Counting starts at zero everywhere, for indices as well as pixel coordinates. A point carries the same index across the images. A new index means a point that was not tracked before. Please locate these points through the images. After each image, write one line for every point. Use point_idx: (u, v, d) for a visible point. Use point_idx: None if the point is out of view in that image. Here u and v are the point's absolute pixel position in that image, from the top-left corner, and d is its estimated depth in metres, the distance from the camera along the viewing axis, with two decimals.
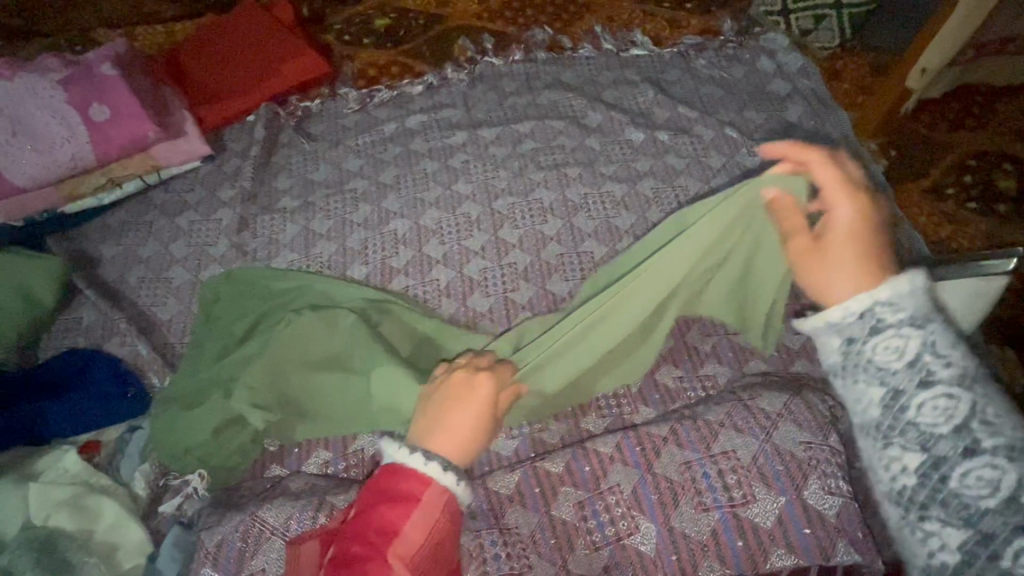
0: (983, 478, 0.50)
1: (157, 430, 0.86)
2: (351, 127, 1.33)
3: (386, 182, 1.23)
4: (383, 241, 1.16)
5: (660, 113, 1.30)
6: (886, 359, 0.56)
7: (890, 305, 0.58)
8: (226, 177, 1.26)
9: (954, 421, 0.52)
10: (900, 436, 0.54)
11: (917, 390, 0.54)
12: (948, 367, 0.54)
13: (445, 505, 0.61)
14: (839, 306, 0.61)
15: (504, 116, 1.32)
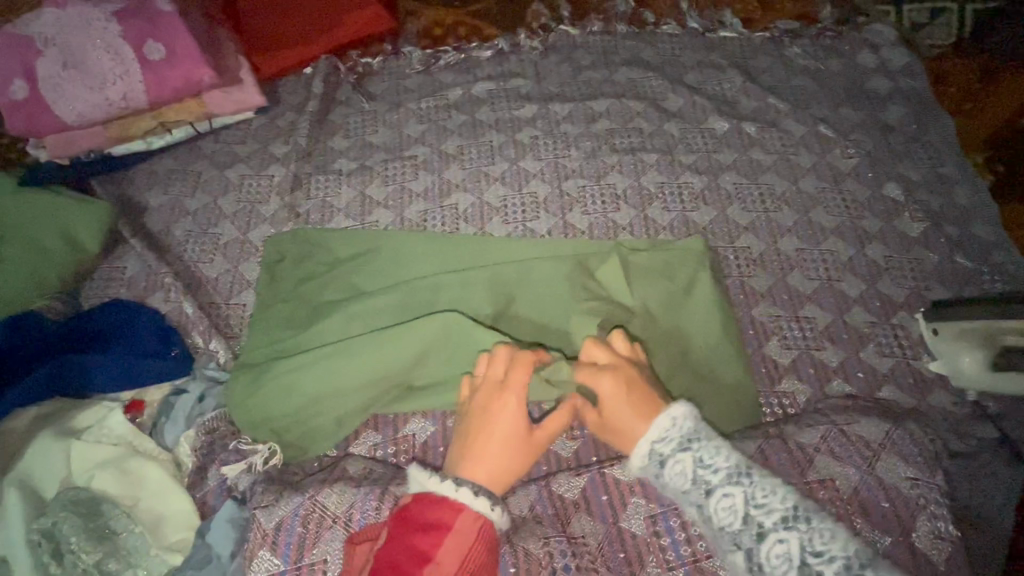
0: (778, 555, 0.60)
1: (236, 391, 0.82)
2: (413, 89, 1.24)
3: (448, 152, 1.16)
4: (443, 214, 1.09)
5: (746, 103, 1.20)
6: (679, 483, 0.66)
7: (663, 439, 0.68)
8: (280, 131, 1.19)
9: (739, 516, 0.62)
10: (726, 540, 0.63)
11: (708, 498, 0.64)
12: (716, 471, 0.65)
13: (480, 529, 0.61)
14: (637, 452, 0.69)
15: (578, 91, 1.23)
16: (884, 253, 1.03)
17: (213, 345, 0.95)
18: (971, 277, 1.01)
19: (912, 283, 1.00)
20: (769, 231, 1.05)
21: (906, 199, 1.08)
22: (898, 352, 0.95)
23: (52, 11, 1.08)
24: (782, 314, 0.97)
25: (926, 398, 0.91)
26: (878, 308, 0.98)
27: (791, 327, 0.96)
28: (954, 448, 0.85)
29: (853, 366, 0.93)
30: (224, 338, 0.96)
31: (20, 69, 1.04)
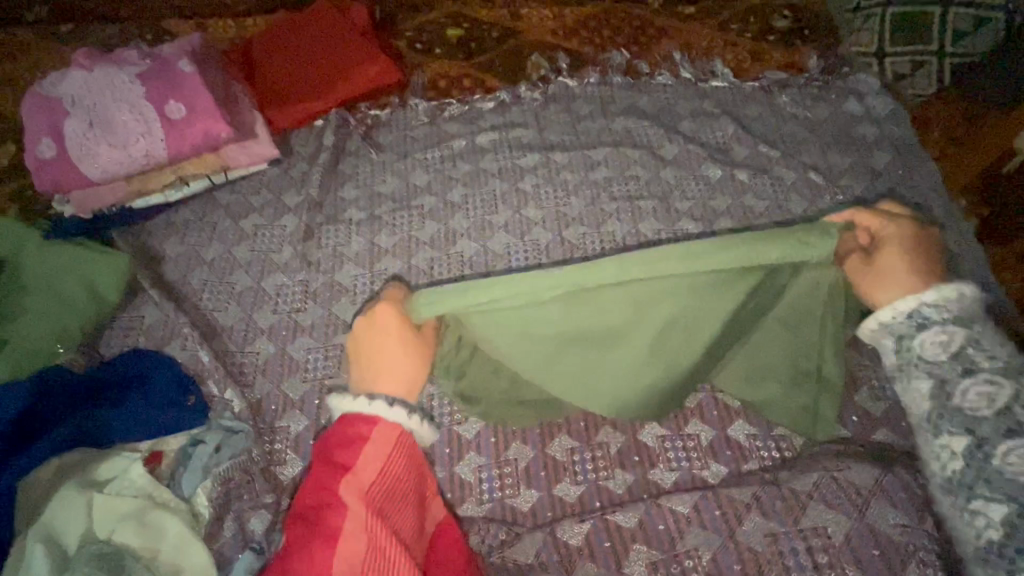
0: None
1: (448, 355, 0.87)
2: (419, 139, 1.30)
3: (454, 202, 1.21)
4: (449, 262, 1.13)
5: (739, 150, 1.25)
6: (933, 354, 0.74)
7: (934, 306, 0.75)
8: (292, 182, 1.24)
9: (996, 406, 0.69)
10: (948, 424, 0.72)
11: (962, 377, 0.72)
12: (988, 360, 0.72)
13: (397, 438, 0.75)
14: (890, 307, 0.77)
15: (577, 141, 1.28)
16: None
17: (228, 395, 0.98)
18: None
19: None
20: None
21: None
22: (892, 394, 0.97)
23: (79, 73, 1.14)
24: None
25: None
26: (870, 350, 1.01)
27: None
28: None
29: (849, 409, 0.96)
30: (238, 386, 1.00)
31: (50, 129, 1.10)
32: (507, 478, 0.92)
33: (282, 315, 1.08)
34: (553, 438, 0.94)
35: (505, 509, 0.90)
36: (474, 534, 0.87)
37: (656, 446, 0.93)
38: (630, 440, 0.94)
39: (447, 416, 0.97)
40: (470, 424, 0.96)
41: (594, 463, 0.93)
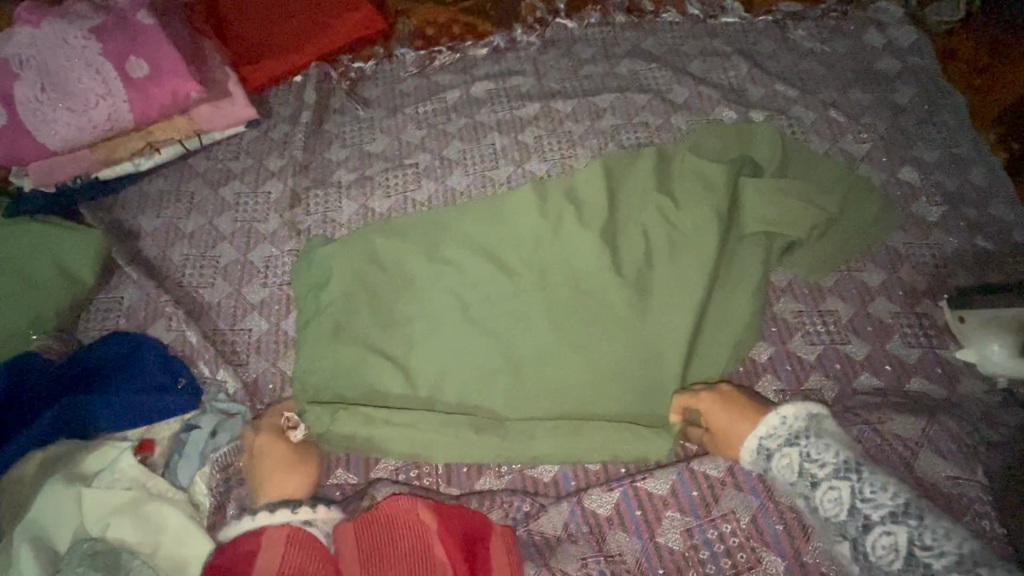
0: (886, 545, 0.68)
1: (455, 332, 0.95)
2: (409, 92, 1.20)
3: (451, 159, 1.12)
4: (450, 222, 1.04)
5: (755, 90, 1.17)
6: (787, 476, 0.76)
7: (770, 434, 0.78)
8: (274, 145, 1.14)
9: (845, 508, 0.71)
10: (828, 521, 0.73)
11: (814, 491, 0.74)
12: (824, 466, 0.74)
13: (287, 536, 0.70)
14: (743, 446, 0.79)
15: (579, 87, 1.19)
16: (904, 240, 1.01)
17: (221, 374, 0.91)
18: (995, 260, 0.99)
19: (935, 269, 0.99)
20: None
21: (923, 182, 1.06)
22: (924, 341, 0.93)
23: (24, 28, 1.01)
24: (805, 308, 0.96)
25: (955, 387, 0.90)
26: (901, 297, 0.97)
27: (814, 320, 0.95)
28: (990, 438, 0.84)
29: (880, 359, 0.92)
30: (231, 365, 0.93)
31: None
32: None
33: (274, 288, 1.00)
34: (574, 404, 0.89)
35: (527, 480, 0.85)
36: (497, 509, 0.81)
37: None
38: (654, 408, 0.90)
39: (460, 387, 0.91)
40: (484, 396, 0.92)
41: None
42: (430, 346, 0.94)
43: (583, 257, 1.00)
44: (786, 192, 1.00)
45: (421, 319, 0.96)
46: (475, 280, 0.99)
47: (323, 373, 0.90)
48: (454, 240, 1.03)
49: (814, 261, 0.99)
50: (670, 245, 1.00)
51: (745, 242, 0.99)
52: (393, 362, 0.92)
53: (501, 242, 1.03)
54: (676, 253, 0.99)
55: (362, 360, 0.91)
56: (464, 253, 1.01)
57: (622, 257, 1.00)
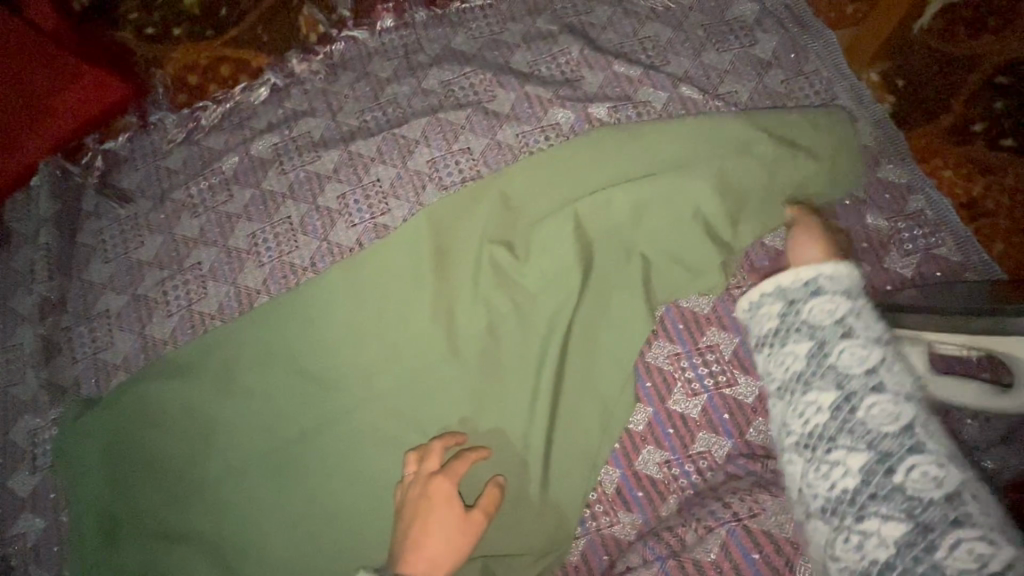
0: (887, 412, 0.48)
1: (262, 489, 0.78)
2: (178, 169, 0.96)
3: (240, 249, 0.90)
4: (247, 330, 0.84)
5: (593, 77, 0.95)
6: (816, 319, 0.53)
7: (834, 278, 0.54)
8: (18, 278, 0.91)
9: (867, 365, 0.50)
10: (819, 379, 0.51)
11: (839, 340, 0.52)
12: (869, 330, 0.52)
13: None
14: (791, 273, 0.56)
15: (384, 117, 0.96)
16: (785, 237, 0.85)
17: None
18: (889, 240, 0.84)
19: None
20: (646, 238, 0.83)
21: None
22: None
23: None
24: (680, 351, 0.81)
25: None
26: None
27: None
28: None
29: None
30: None
31: None
32: None
33: (45, 471, 0.81)
34: None
35: None
36: None
37: None
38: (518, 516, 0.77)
39: None
40: None
41: None
42: (242, 514, 0.77)
43: (408, 353, 0.82)
44: (640, 215, 0.84)
45: (219, 481, 0.78)
46: (282, 412, 0.80)
47: None
48: (254, 364, 0.82)
49: (667, 292, 0.83)
50: (515, 313, 0.82)
51: (592, 292, 0.82)
52: (195, 548, 0.75)
53: (308, 350, 0.83)
54: (516, 324, 0.82)
55: (155, 557, 0.75)
56: (265, 380, 0.82)
57: (455, 341, 0.82)
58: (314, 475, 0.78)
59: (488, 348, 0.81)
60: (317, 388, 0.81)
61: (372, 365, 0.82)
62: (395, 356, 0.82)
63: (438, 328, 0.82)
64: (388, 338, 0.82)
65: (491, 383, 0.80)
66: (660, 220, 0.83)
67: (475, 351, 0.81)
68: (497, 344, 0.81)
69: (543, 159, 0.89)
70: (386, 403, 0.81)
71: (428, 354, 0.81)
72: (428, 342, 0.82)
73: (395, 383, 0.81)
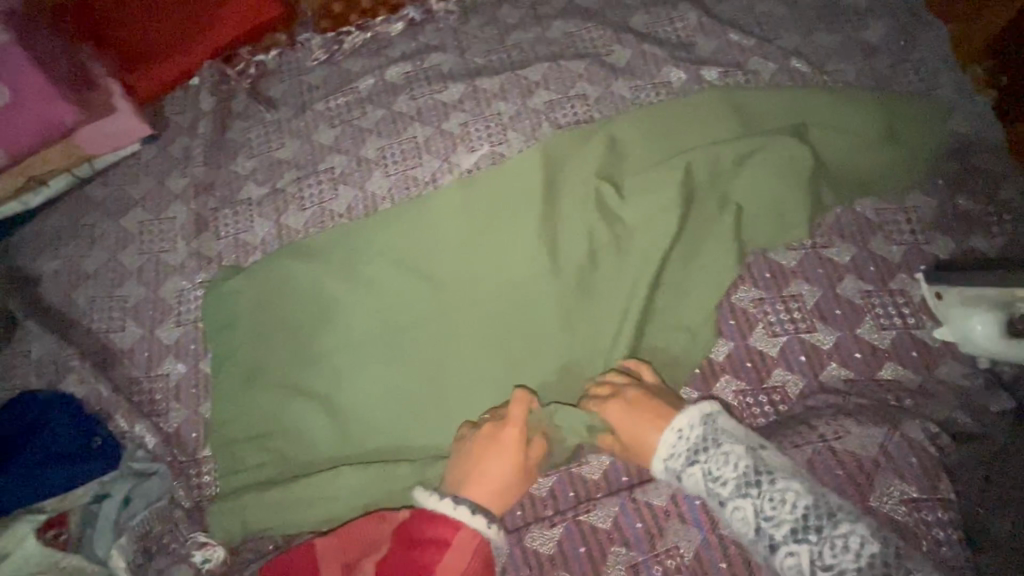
0: (792, 566, 0.58)
1: (372, 360, 0.87)
2: (318, 84, 1.07)
3: (369, 159, 1.00)
4: (371, 224, 0.94)
5: (706, 44, 1.03)
6: (709, 482, 0.64)
7: (682, 434, 0.67)
8: (173, 161, 1.03)
9: (754, 526, 0.61)
10: (753, 544, 0.62)
11: (726, 502, 0.63)
12: (734, 471, 0.63)
13: (477, 547, 0.64)
14: (662, 445, 0.68)
15: (508, 59, 1.05)
16: (876, 207, 0.91)
17: (138, 429, 0.86)
18: (977, 221, 0.89)
19: (911, 238, 0.89)
20: (747, 188, 0.90)
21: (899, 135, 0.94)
22: (898, 322, 0.84)
23: None
24: (765, 295, 0.88)
25: (933, 372, 0.82)
26: (873, 274, 0.87)
27: (776, 308, 0.87)
28: (971, 429, 0.76)
29: (849, 346, 0.84)
30: (151, 418, 0.87)
31: None
32: None
33: (190, 326, 0.93)
34: None
35: None
36: None
37: None
38: None
39: None
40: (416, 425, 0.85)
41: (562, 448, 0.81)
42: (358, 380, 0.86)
43: (513, 262, 0.90)
44: (741, 164, 0.90)
45: (335, 350, 0.87)
46: (395, 298, 0.90)
47: (236, 432, 0.85)
48: (378, 256, 0.92)
49: (765, 233, 0.89)
50: (616, 241, 0.90)
51: (691, 228, 0.89)
52: (314, 402, 0.85)
53: (421, 251, 0.92)
54: (614, 250, 0.89)
55: (281, 404, 0.85)
56: (382, 270, 0.91)
57: (557, 257, 0.90)
58: (418, 355, 0.87)
59: (586, 265, 0.89)
60: (427, 282, 0.91)
61: (478, 268, 0.91)
62: (500, 263, 0.90)
63: (544, 242, 0.90)
64: (495, 246, 0.91)
65: (587, 296, 0.88)
66: (764, 168, 0.90)
67: (574, 266, 0.89)
68: (594, 264, 0.89)
69: (659, 107, 0.96)
70: (488, 302, 0.89)
71: (531, 264, 0.89)
72: (532, 254, 0.90)
73: (498, 286, 0.90)
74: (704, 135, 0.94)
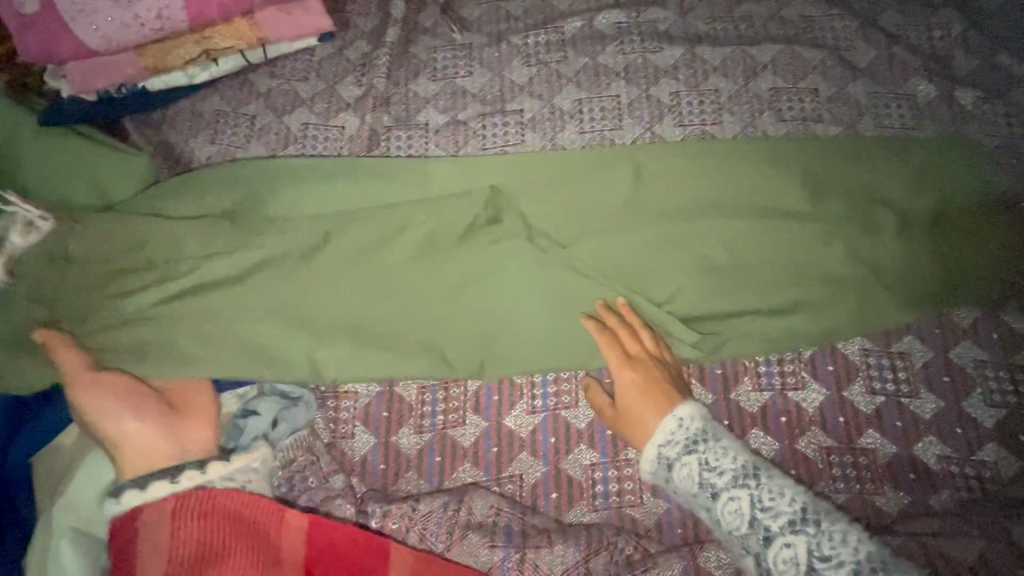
0: (787, 560, 0.63)
1: (510, 309, 0.78)
2: (518, 16, 0.97)
3: (564, 109, 0.91)
4: (568, 171, 0.83)
5: (963, 62, 0.91)
6: (688, 487, 0.68)
7: (669, 442, 0.69)
8: (351, 68, 0.95)
9: (746, 520, 0.65)
10: (735, 545, 0.66)
11: (714, 502, 0.67)
12: (722, 476, 0.67)
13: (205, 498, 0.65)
14: (646, 455, 0.70)
15: (735, 32, 0.94)
16: None
17: None
18: None
19: None
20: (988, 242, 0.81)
21: None
22: None
23: None
24: (989, 358, 0.78)
25: None
26: None
27: (1001, 375, 0.77)
28: None
29: None
30: None
31: None
32: (627, 481, 0.74)
33: None
34: None
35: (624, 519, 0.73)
36: (602, 552, 0.69)
37: (820, 459, 0.74)
38: (785, 448, 0.75)
39: (552, 398, 0.78)
40: (582, 411, 0.77)
41: None
42: (476, 330, 0.78)
43: (689, 244, 0.81)
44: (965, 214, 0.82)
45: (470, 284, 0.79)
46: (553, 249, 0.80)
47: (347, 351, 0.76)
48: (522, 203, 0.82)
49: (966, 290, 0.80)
50: (808, 253, 0.80)
51: (868, 257, 0.80)
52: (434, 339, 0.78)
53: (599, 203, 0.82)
54: (800, 257, 0.80)
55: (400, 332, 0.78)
56: (550, 211, 0.81)
57: (738, 253, 0.81)
58: (557, 317, 0.78)
59: (760, 268, 0.80)
60: (594, 241, 0.80)
61: (651, 239, 0.81)
62: (676, 240, 0.81)
63: (730, 235, 0.81)
64: (677, 223, 0.81)
65: (760, 304, 0.79)
66: (967, 226, 0.81)
67: (751, 268, 0.80)
68: (768, 270, 0.80)
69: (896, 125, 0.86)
70: (648, 279, 0.80)
71: (712, 254, 0.81)
72: (711, 239, 0.81)
73: (666, 265, 0.80)
74: (906, 168, 0.84)
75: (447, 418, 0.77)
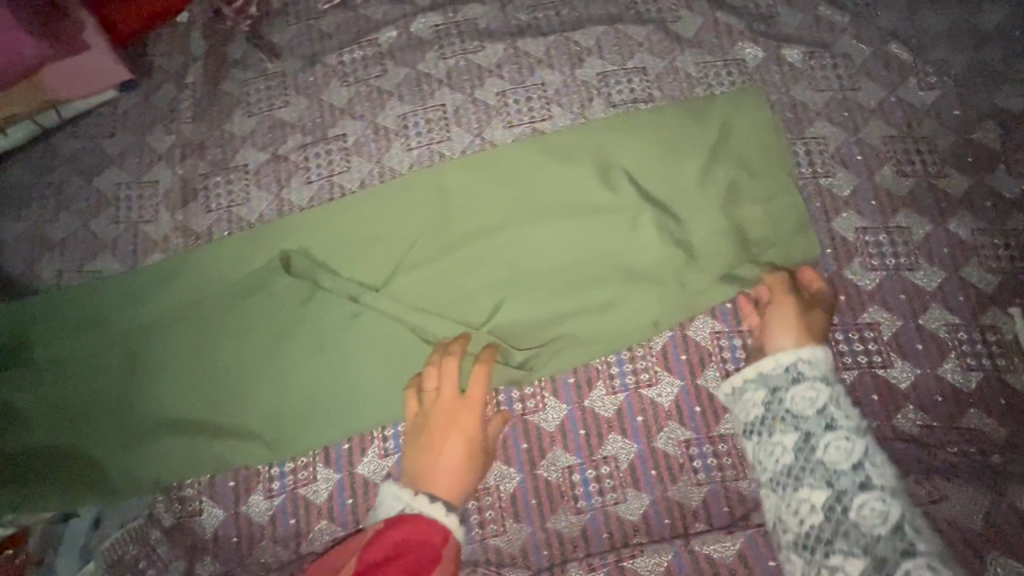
0: (876, 510, 0.55)
1: (322, 350, 0.75)
2: (331, 33, 0.91)
3: (388, 127, 0.86)
4: (387, 201, 0.80)
5: (790, 17, 0.88)
6: (802, 410, 0.62)
7: (809, 361, 0.65)
8: (158, 115, 0.88)
9: (852, 461, 0.58)
10: (810, 476, 0.59)
11: (824, 434, 0.60)
12: (847, 417, 0.61)
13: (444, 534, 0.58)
14: (765, 358, 0.66)
15: (557, 19, 0.90)
16: (971, 226, 0.79)
17: None
18: None
19: (1010, 266, 0.78)
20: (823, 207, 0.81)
21: (1005, 144, 0.82)
22: (986, 363, 0.75)
23: None
24: (840, 322, 0.76)
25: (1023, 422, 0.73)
26: (963, 305, 0.76)
27: (852, 338, 0.76)
28: None
29: (931, 387, 0.74)
30: None
31: None
32: (488, 511, 0.72)
33: None
34: (543, 455, 0.73)
35: (488, 551, 0.71)
36: None
37: (680, 455, 0.73)
38: (644, 449, 0.73)
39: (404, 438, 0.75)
40: None
41: (598, 485, 0.73)
42: (289, 378, 0.75)
43: (503, 253, 0.78)
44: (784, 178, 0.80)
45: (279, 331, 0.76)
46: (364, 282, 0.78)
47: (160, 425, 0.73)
48: (318, 246, 0.79)
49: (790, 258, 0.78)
50: (629, 243, 0.78)
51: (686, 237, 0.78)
52: (247, 395, 0.74)
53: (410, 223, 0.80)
54: (618, 248, 0.78)
55: (214, 393, 0.74)
56: (362, 241, 0.79)
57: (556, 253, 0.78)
58: (369, 350, 0.75)
59: (580, 268, 0.77)
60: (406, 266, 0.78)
61: (465, 254, 0.78)
62: (490, 250, 0.78)
63: (545, 237, 0.78)
64: (489, 233, 0.79)
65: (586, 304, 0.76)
66: (783, 192, 0.80)
67: (570, 269, 0.77)
68: (589, 268, 0.77)
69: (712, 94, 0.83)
70: (466, 296, 0.77)
71: (530, 259, 0.78)
72: (525, 244, 0.78)
73: (482, 279, 0.77)
74: (713, 141, 0.81)
75: (299, 476, 0.74)
